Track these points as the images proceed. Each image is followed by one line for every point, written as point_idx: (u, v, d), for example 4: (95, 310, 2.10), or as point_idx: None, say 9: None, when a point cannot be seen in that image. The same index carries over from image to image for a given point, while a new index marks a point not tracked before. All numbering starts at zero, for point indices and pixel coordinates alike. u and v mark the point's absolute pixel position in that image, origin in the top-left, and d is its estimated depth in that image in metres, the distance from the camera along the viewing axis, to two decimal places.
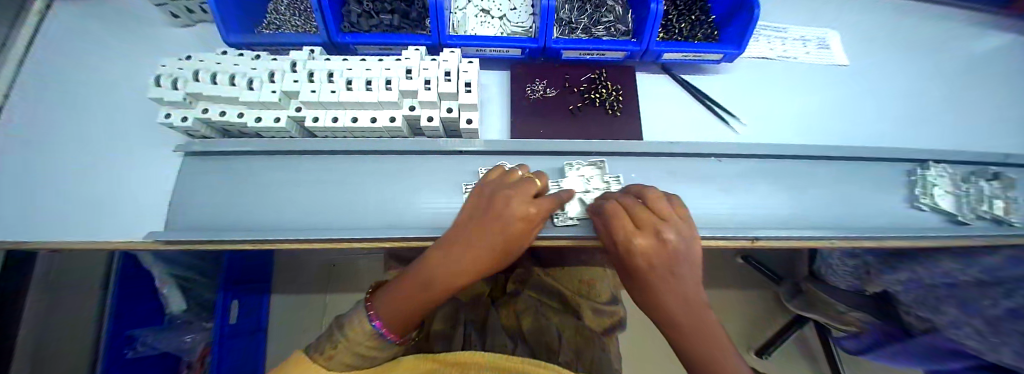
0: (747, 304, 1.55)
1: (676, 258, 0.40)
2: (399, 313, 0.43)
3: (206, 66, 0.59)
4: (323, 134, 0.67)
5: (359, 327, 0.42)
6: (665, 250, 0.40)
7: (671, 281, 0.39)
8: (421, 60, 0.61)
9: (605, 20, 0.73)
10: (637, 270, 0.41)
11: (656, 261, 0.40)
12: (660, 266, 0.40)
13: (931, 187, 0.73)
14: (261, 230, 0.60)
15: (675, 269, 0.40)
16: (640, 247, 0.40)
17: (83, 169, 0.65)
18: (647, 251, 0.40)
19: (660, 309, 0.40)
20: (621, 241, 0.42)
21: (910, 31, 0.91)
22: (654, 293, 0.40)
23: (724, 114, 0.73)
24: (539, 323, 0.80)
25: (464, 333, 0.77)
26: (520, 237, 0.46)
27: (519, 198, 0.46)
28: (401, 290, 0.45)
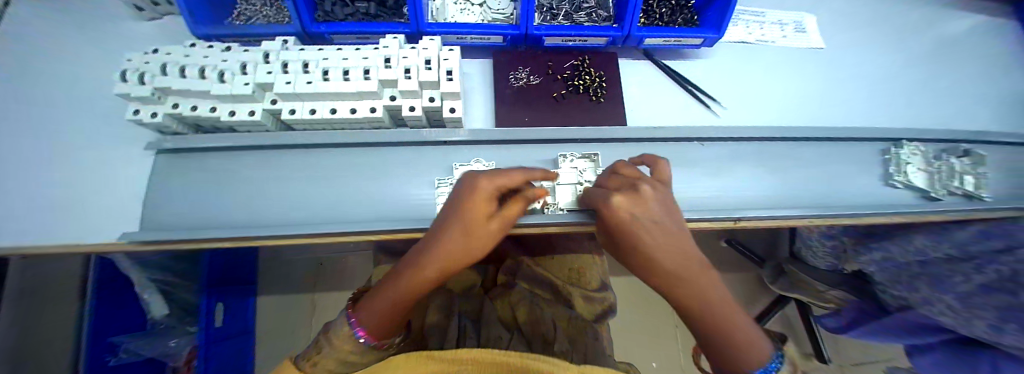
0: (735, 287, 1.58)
1: (658, 211, 0.40)
2: (375, 321, 0.45)
3: (174, 59, 0.57)
4: (302, 126, 0.65)
5: (340, 335, 0.45)
6: (640, 203, 0.39)
7: (659, 235, 0.38)
8: (400, 49, 0.60)
9: (586, 5, 0.72)
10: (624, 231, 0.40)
11: (637, 214, 0.39)
12: (643, 221, 0.39)
13: (904, 165, 0.75)
14: (240, 228, 0.58)
15: (659, 225, 0.39)
16: (617, 203, 0.39)
17: (48, 172, 0.62)
18: (627, 206, 0.39)
19: (655, 272, 0.39)
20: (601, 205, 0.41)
21: (884, 14, 0.93)
22: (646, 253, 0.39)
23: (706, 99, 0.74)
24: (535, 312, 0.79)
25: (459, 324, 0.76)
26: (484, 219, 0.43)
27: (474, 176, 0.43)
28: (376, 297, 0.46)
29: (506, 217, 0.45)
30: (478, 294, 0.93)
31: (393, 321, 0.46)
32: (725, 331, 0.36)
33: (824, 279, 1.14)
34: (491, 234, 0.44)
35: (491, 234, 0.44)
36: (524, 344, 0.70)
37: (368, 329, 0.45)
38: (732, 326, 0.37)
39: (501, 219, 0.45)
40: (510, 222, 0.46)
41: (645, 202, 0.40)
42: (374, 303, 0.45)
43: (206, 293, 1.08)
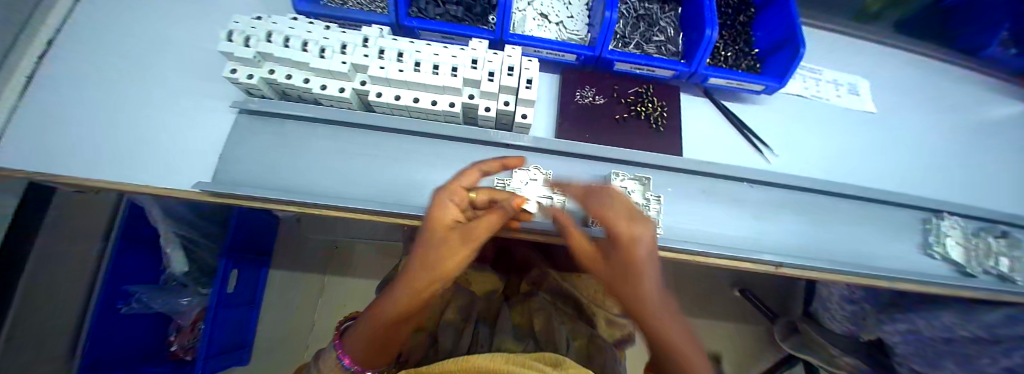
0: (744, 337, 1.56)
1: (647, 245, 0.39)
2: (359, 350, 0.44)
3: (278, 29, 0.61)
4: (379, 109, 0.69)
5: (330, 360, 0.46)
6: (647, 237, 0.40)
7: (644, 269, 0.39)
8: (486, 52, 0.64)
9: (657, 38, 0.77)
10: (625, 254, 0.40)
11: (639, 244, 0.39)
12: (627, 250, 0.40)
13: (943, 237, 0.76)
14: (307, 194, 0.61)
15: (643, 258, 0.39)
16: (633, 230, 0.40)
17: (136, 115, 0.66)
18: (638, 238, 0.39)
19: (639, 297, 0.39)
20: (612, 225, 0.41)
21: (932, 89, 0.96)
22: (635, 276, 0.40)
23: (760, 144, 0.76)
24: (550, 323, 0.75)
25: (474, 329, 0.72)
26: (445, 230, 0.45)
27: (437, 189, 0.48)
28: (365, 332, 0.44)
29: (471, 230, 0.45)
30: (496, 301, 0.89)
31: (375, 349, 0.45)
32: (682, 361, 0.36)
33: (838, 344, 1.08)
34: (456, 246, 0.44)
35: (454, 244, 0.44)
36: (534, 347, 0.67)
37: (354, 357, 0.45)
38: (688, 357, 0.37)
39: (461, 231, 0.45)
40: (472, 231, 0.45)
41: (627, 235, 0.40)
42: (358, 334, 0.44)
43: (226, 256, 1.03)
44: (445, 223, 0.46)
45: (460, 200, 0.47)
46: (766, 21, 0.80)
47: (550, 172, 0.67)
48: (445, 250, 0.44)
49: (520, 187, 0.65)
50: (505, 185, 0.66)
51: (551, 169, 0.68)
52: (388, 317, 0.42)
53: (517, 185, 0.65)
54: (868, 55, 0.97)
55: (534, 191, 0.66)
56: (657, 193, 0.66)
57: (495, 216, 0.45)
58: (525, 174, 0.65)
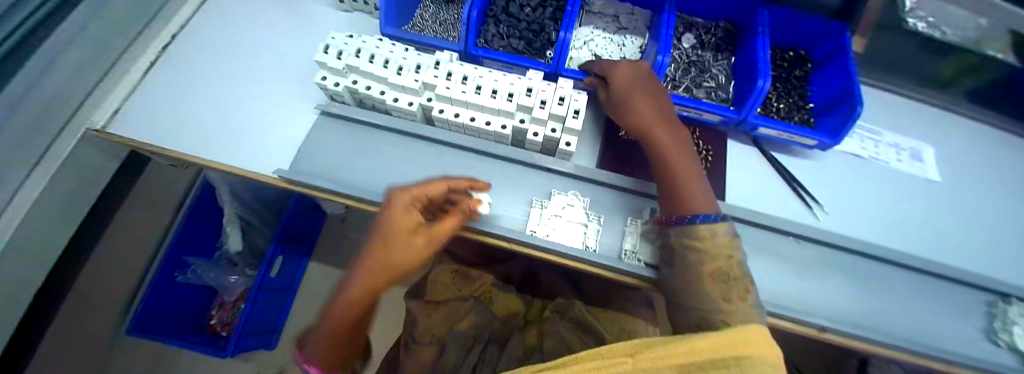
0: None
1: (631, 69, 0.67)
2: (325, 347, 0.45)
3: (365, 46, 0.70)
4: (438, 124, 0.76)
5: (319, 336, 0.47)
6: (653, 99, 0.65)
7: (631, 82, 0.65)
8: (541, 83, 0.69)
9: (707, 84, 0.79)
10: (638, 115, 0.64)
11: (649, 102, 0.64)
12: (616, 79, 0.67)
13: (1011, 324, 0.69)
14: (367, 193, 0.67)
15: (627, 84, 0.66)
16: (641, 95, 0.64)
17: (231, 106, 0.77)
18: (647, 99, 0.64)
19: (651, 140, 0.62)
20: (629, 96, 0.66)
21: (1005, 164, 0.90)
22: (646, 125, 0.63)
23: (810, 200, 0.75)
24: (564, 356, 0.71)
25: (481, 352, 0.74)
26: (408, 233, 0.47)
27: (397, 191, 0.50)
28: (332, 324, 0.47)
29: (433, 232, 0.49)
30: (514, 324, 0.89)
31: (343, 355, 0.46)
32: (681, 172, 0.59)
33: None
34: (418, 248, 0.47)
35: (418, 246, 0.47)
36: None
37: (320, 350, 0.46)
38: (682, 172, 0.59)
39: (422, 230, 0.48)
40: (434, 232, 0.49)
41: (616, 67, 0.68)
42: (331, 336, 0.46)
43: (275, 244, 1.14)
44: (409, 224, 0.47)
45: (417, 200, 0.50)
46: (824, 77, 0.80)
47: (588, 200, 0.70)
48: (412, 247, 0.47)
49: (559, 211, 0.68)
50: (542, 207, 0.68)
51: (588, 198, 0.70)
52: (351, 316, 0.44)
53: (555, 209, 0.68)
54: (933, 123, 0.94)
55: (572, 216, 0.68)
56: None
57: (456, 218, 0.52)
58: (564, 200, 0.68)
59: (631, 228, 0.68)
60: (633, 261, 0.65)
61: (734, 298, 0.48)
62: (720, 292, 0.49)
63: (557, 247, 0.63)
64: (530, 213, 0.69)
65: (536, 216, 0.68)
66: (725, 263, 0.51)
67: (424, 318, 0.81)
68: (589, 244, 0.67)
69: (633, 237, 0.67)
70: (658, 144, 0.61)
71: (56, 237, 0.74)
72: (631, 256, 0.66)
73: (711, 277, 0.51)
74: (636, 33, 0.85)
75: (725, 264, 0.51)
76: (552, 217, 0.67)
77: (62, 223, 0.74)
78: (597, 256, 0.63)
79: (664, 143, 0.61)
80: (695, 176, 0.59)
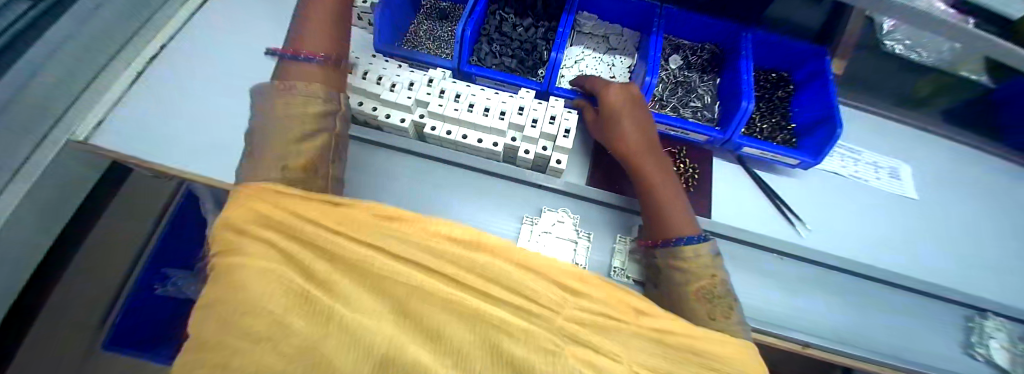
0: None
1: (621, 96, 0.68)
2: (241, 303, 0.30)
3: (359, 63, 0.71)
4: (430, 140, 0.76)
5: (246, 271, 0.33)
6: (641, 132, 0.66)
7: (621, 107, 0.66)
8: (532, 101, 0.71)
9: (694, 104, 0.81)
10: (627, 147, 0.65)
11: (637, 136, 0.65)
12: (606, 103, 0.68)
13: (987, 338, 0.72)
14: (357, 208, 0.66)
15: (617, 110, 0.67)
16: (628, 128, 0.65)
17: (223, 120, 0.78)
18: (635, 131, 0.65)
19: (639, 172, 0.63)
20: (618, 126, 0.66)
21: (976, 181, 0.95)
22: (634, 159, 0.64)
23: (793, 217, 0.77)
24: None
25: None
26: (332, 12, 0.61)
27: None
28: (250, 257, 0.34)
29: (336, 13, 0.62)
30: None
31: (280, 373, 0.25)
32: (667, 206, 0.60)
33: None
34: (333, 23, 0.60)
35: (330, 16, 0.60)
36: None
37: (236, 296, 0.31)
38: (669, 205, 0.60)
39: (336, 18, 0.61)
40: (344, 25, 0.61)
41: (606, 90, 0.69)
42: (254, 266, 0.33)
43: None
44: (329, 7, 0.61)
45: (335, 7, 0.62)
46: (805, 99, 0.83)
47: (577, 217, 0.71)
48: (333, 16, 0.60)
49: (549, 228, 0.69)
50: (533, 224, 0.69)
51: (578, 216, 0.71)
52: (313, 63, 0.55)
53: (545, 225, 0.68)
54: (909, 141, 0.98)
55: (562, 233, 0.69)
56: None
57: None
58: (555, 216, 0.69)
59: (619, 245, 0.69)
60: (622, 279, 0.66)
61: (720, 316, 0.50)
62: (706, 310, 0.50)
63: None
64: (520, 230, 0.69)
65: (526, 233, 0.68)
66: (709, 282, 0.52)
67: None
68: (579, 261, 0.67)
69: (621, 254, 0.68)
70: (645, 177, 0.63)
71: (34, 249, 0.72)
72: (620, 274, 0.67)
73: (698, 296, 0.51)
74: (625, 53, 0.88)
75: (709, 282, 0.52)
76: (542, 234, 0.68)
77: (42, 236, 0.72)
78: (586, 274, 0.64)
79: (652, 175, 0.63)
80: (681, 209, 0.60)
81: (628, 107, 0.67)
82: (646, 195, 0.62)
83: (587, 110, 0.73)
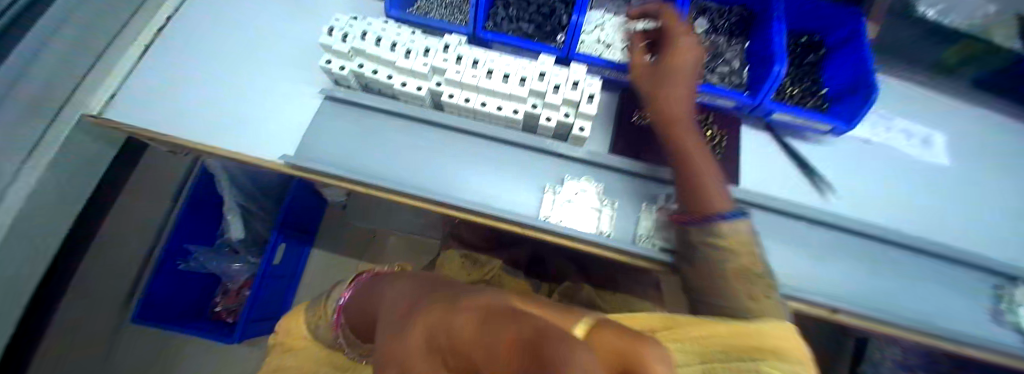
0: None
1: (685, 63, 0.63)
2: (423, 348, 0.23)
3: (372, 29, 0.68)
4: (448, 110, 0.74)
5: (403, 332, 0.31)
6: (688, 107, 0.63)
7: (683, 78, 0.62)
8: (554, 67, 0.67)
9: (722, 69, 0.78)
10: (671, 116, 0.61)
11: (683, 108, 0.62)
12: (677, 54, 0.63)
13: (1017, 306, 0.70)
14: (376, 178, 0.66)
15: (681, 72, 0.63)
16: (678, 97, 0.62)
17: (232, 89, 0.75)
18: (682, 101, 0.62)
19: (679, 141, 0.60)
20: (667, 93, 0.62)
21: (1010, 150, 0.90)
22: (677, 128, 0.61)
23: (821, 185, 0.75)
24: None
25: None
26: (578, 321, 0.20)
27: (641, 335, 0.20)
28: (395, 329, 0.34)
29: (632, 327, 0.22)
30: None
31: (545, 344, 0.11)
32: (702, 186, 0.57)
33: None
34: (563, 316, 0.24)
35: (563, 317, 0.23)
36: None
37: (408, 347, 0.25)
38: (704, 185, 0.57)
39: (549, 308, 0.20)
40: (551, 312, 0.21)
41: (684, 45, 0.64)
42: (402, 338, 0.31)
43: (277, 230, 1.15)
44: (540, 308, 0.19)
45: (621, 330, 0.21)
46: (838, 63, 0.79)
47: (600, 186, 0.69)
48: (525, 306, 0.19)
49: (571, 196, 0.67)
50: (554, 193, 0.68)
51: (601, 184, 0.70)
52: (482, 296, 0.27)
53: (567, 194, 0.67)
54: (941, 107, 0.94)
55: (585, 201, 0.68)
56: None
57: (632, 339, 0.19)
58: (577, 185, 0.67)
59: (645, 213, 0.67)
60: (647, 245, 0.65)
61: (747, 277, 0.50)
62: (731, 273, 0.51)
63: (570, 232, 0.63)
64: (540, 199, 0.68)
65: (548, 202, 0.67)
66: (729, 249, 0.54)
67: None
68: (601, 229, 0.66)
69: (646, 222, 0.67)
70: (686, 151, 0.60)
71: (58, 226, 0.74)
72: (645, 240, 0.66)
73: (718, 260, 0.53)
74: (647, 17, 0.84)
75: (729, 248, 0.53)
76: (565, 203, 0.67)
77: (61, 214, 0.73)
78: (610, 240, 0.63)
79: (693, 150, 0.60)
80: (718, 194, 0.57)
81: (686, 77, 0.63)
82: (682, 170, 0.59)
83: (637, 62, 0.67)
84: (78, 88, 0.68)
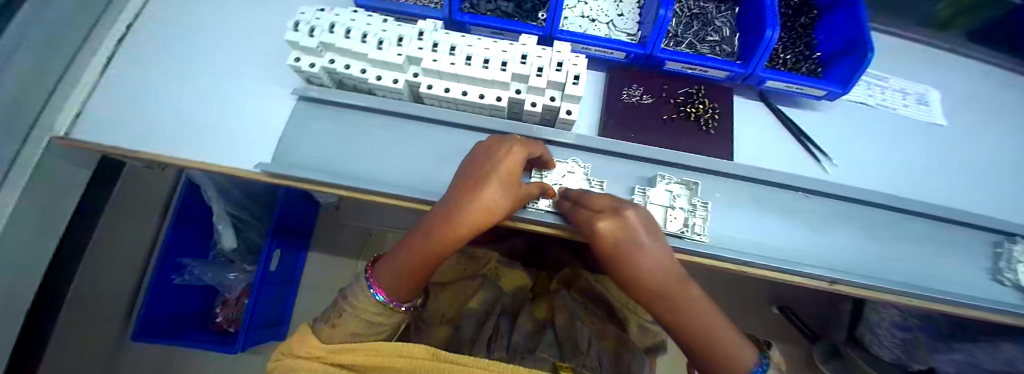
0: (791, 356, 1.46)
1: (617, 231, 0.46)
2: (391, 280, 0.51)
3: (340, 20, 0.63)
4: (429, 101, 0.71)
5: (362, 298, 0.52)
6: (674, 276, 0.45)
7: (629, 249, 0.46)
8: (536, 48, 0.64)
9: (711, 38, 0.75)
10: (645, 301, 0.46)
11: (661, 287, 0.44)
12: (604, 234, 0.47)
13: (1017, 263, 0.69)
14: (359, 180, 0.63)
15: (520, 159, 0.51)
16: (643, 278, 0.44)
17: (202, 96, 0.71)
18: (651, 277, 0.44)
19: (667, 323, 0.45)
20: (622, 272, 0.46)
21: (1008, 105, 0.88)
22: (662, 314, 0.45)
23: (818, 153, 0.73)
24: (572, 322, 0.75)
25: (496, 321, 0.74)
26: (513, 180, 0.50)
27: (507, 143, 0.52)
28: (331, 321, 0.53)
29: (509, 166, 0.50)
30: (522, 297, 0.90)
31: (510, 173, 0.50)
32: (715, 354, 0.42)
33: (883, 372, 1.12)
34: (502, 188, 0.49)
35: (505, 191, 0.49)
36: (555, 349, 0.65)
37: (387, 289, 0.52)
38: (712, 354, 0.42)
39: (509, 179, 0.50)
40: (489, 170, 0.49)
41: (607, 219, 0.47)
42: (347, 319, 0.52)
43: (269, 238, 1.12)
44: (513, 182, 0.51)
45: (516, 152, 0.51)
46: (831, 23, 0.76)
47: (588, 167, 0.66)
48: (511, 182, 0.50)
49: (559, 179, 0.65)
50: (543, 177, 0.65)
51: (590, 165, 0.67)
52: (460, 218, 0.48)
53: (555, 177, 0.64)
54: (936, 63, 0.91)
55: (573, 183, 0.65)
56: (705, 199, 0.65)
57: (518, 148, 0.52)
58: (564, 167, 0.64)
59: (639, 196, 0.64)
60: None
61: None
62: None
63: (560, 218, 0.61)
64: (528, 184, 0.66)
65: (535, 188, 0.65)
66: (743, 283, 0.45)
67: (431, 300, 0.82)
68: None
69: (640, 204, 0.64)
70: (676, 328, 0.44)
71: (39, 251, 0.71)
72: None
73: None
74: None
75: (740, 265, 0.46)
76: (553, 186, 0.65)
77: (42, 240, 0.71)
78: None
79: (692, 323, 0.43)
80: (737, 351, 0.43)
81: (629, 244, 0.46)
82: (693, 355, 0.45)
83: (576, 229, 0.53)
84: (45, 108, 0.62)
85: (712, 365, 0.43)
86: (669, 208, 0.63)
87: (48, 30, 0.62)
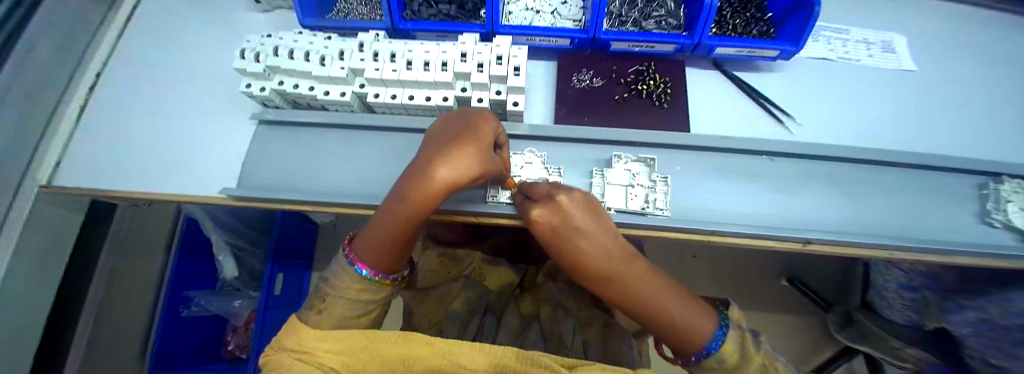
0: (803, 326, 1.42)
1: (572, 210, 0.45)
2: (368, 250, 0.49)
3: (283, 43, 0.65)
4: (382, 110, 0.72)
5: (346, 276, 0.50)
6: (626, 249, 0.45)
7: (579, 224, 0.44)
8: (476, 45, 0.64)
9: (656, 14, 0.74)
10: (597, 279, 0.45)
11: (612, 261, 0.43)
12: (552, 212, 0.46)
13: (1005, 203, 0.66)
14: (320, 194, 0.64)
15: (492, 131, 0.51)
16: (591, 254, 0.44)
17: (173, 131, 0.74)
18: (600, 253, 0.44)
19: (624, 299, 0.44)
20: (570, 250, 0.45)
21: (983, 42, 0.85)
22: (618, 289, 0.44)
23: (780, 114, 0.71)
24: (558, 315, 0.74)
25: (481, 320, 0.74)
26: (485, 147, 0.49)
27: (478, 118, 0.52)
28: (317, 306, 0.49)
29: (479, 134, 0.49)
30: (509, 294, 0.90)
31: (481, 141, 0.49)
32: (669, 323, 0.42)
33: (894, 333, 1.05)
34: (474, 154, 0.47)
35: (476, 159, 0.47)
36: (542, 343, 0.66)
37: (370, 263, 0.49)
38: (666, 321, 0.42)
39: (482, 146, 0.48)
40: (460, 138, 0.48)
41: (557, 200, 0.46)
42: (332, 302, 0.49)
43: (273, 263, 1.16)
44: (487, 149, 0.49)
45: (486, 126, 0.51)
46: None
47: (545, 155, 0.66)
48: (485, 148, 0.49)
49: (517, 171, 0.65)
50: None
51: (547, 153, 0.67)
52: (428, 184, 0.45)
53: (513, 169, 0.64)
54: (902, 8, 0.88)
55: (532, 174, 0.65)
56: (664, 173, 0.64)
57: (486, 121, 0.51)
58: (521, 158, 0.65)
59: (597, 178, 0.64)
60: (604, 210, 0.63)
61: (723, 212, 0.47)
62: None
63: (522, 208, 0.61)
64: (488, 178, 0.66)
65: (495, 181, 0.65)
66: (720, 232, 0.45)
67: (417, 306, 0.82)
68: None
69: (603, 185, 0.64)
70: (631, 302, 0.44)
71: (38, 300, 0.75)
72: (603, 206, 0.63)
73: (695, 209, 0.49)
74: None
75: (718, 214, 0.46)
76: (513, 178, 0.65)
77: (38, 289, 0.74)
78: None
79: (643, 295, 0.43)
80: (696, 319, 0.42)
81: (578, 222, 0.44)
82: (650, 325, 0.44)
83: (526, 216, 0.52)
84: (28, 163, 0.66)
85: (665, 332, 0.43)
86: (630, 185, 0.63)
87: (24, 89, 0.65)
